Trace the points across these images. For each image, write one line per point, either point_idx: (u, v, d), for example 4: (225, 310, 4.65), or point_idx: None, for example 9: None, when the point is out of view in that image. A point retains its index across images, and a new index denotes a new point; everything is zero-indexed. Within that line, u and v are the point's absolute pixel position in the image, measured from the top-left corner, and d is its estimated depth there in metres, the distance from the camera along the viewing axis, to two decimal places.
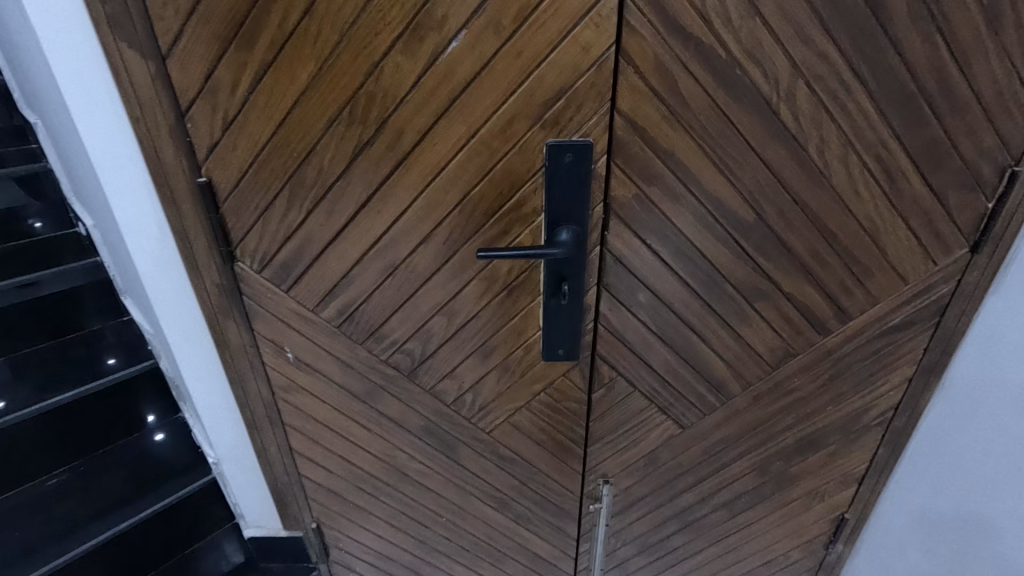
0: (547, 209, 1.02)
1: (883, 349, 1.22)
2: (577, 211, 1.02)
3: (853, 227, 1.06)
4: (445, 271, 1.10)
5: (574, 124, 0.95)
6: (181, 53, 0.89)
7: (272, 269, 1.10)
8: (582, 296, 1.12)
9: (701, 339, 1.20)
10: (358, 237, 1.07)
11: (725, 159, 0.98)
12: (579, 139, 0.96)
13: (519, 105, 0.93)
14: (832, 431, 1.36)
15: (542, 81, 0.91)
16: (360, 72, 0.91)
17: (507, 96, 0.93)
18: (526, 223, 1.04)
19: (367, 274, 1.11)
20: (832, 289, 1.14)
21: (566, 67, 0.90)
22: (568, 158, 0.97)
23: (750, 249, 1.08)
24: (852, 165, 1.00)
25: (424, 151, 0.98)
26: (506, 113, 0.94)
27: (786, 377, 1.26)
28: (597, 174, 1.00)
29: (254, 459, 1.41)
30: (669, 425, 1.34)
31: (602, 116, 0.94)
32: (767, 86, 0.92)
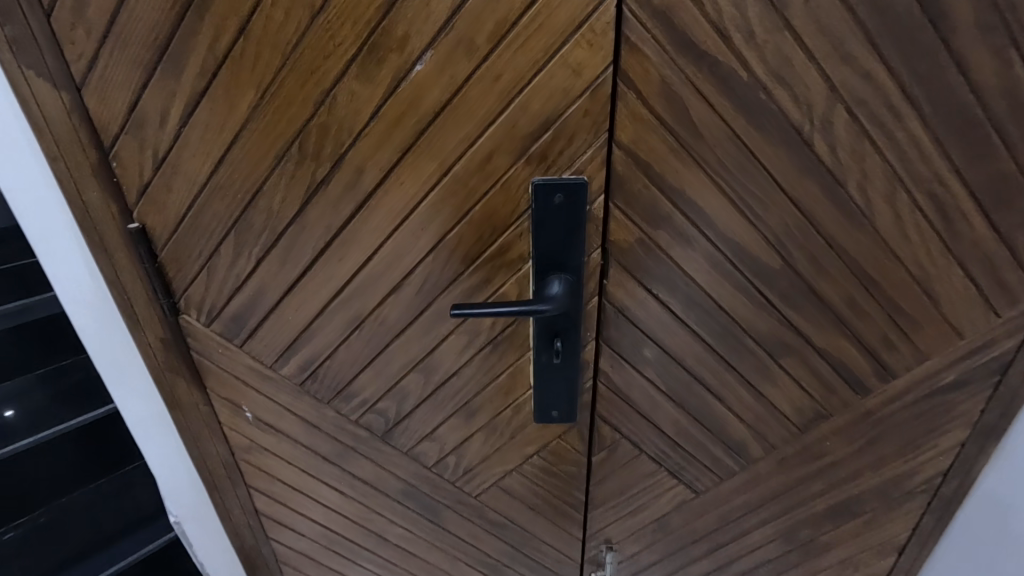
0: (535, 257, 0.86)
1: (932, 410, 1.05)
2: (571, 259, 0.87)
3: (900, 274, 0.89)
4: (419, 325, 0.96)
5: (565, 159, 0.79)
6: (99, 83, 0.76)
7: (221, 322, 0.96)
8: (578, 352, 0.96)
9: (718, 399, 1.04)
10: (317, 287, 0.92)
11: (746, 198, 0.82)
12: (571, 177, 0.80)
13: (498, 137, 0.78)
14: (869, 497, 1.19)
15: (525, 109, 0.76)
16: (309, 101, 0.76)
17: (484, 127, 0.78)
18: (511, 271, 0.89)
19: (330, 328, 0.96)
20: (874, 345, 0.97)
21: (553, 93, 0.75)
22: (559, 199, 0.81)
23: (777, 300, 0.92)
24: (900, 204, 0.83)
25: (389, 191, 0.83)
26: (484, 147, 0.79)
27: (816, 440, 1.09)
28: (593, 215, 0.84)
29: (217, 520, 1.27)
30: (681, 490, 1.17)
31: (598, 149, 0.78)
32: (798, 112, 0.76)
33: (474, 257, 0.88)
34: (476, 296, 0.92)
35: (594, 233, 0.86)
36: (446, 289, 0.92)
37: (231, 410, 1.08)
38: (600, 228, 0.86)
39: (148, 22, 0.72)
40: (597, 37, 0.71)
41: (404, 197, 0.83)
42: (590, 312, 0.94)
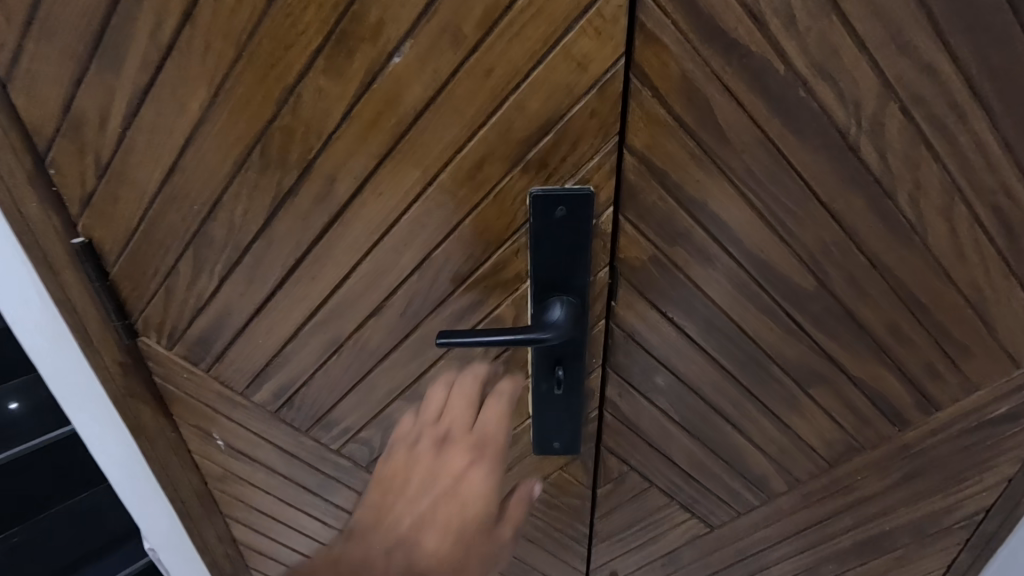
0: (533, 277, 0.76)
1: (978, 444, 0.94)
2: (574, 279, 0.76)
3: (950, 296, 0.78)
4: (404, 350, 0.85)
5: (568, 167, 0.68)
6: (28, 79, 0.66)
7: (185, 344, 0.87)
8: (583, 381, 0.86)
9: (738, 431, 0.93)
10: (289, 308, 0.82)
11: (778, 211, 0.71)
12: (574, 188, 0.69)
13: (490, 141, 0.67)
14: (902, 534, 1.08)
15: (521, 109, 0.65)
16: (270, 100, 0.66)
17: (473, 130, 0.67)
18: (507, 292, 0.79)
19: (306, 352, 0.87)
20: (916, 374, 0.86)
21: (554, 89, 0.63)
22: (561, 212, 0.70)
23: (808, 324, 0.81)
24: (957, 218, 0.72)
25: (366, 203, 0.72)
26: (474, 153, 0.68)
27: (846, 474, 0.98)
28: (601, 231, 0.73)
29: (193, 549, 1.17)
30: (694, 524, 1.07)
31: (607, 155, 0.67)
32: (843, 112, 0.64)
33: (465, 276, 0.78)
34: (467, 318, 0.82)
35: (601, 250, 0.75)
36: (433, 310, 0.81)
37: (202, 436, 0.99)
38: (608, 246, 0.75)
39: (77, 7, 0.61)
40: (607, 23, 0.59)
41: (383, 210, 0.73)
42: (595, 336, 0.84)
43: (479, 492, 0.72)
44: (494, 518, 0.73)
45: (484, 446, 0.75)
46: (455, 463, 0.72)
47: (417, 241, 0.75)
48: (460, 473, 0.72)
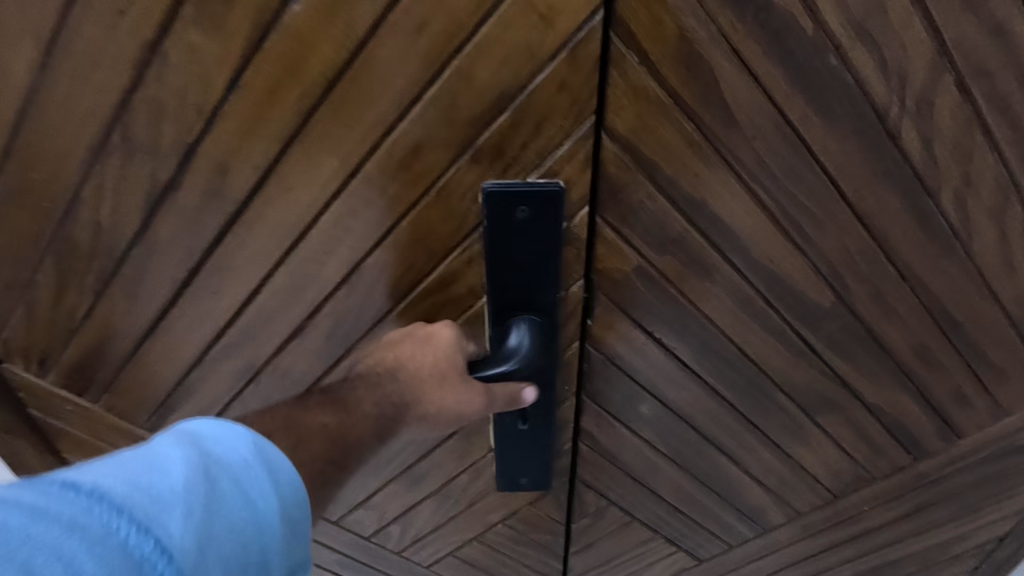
0: (491, 292, 0.61)
1: (1001, 472, 0.83)
2: (542, 295, 0.61)
3: (989, 313, 0.65)
4: (337, 377, 0.71)
5: (531, 157, 0.53)
6: None
7: (67, 367, 0.72)
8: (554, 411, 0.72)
9: (733, 461, 0.81)
10: (190, 326, 0.66)
11: (794, 212, 0.57)
12: (540, 182, 0.54)
13: (427, 122, 0.51)
14: (908, 563, 0.98)
15: (466, 79, 0.49)
16: (128, 61, 0.49)
17: (405, 106, 0.51)
18: (458, 310, 0.64)
19: (217, 378, 0.71)
20: (941, 399, 0.73)
21: (508, 52, 0.47)
22: (523, 213, 0.55)
23: (821, 345, 0.68)
24: (1008, 221, 0.58)
25: (272, 201, 0.56)
26: (407, 137, 0.52)
27: (851, 504, 0.87)
28: (574, 237, 0.58)
29: None
30: (680, 558, 0.95)
31: (580, 141, 0.52)
32: (886, 87, 0.50)
33: (405, 292, 0.62)
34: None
35: (574, 260, 0.60)
36: (368, 334, 0.66)
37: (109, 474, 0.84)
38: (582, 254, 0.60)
39: None
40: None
41: (295, 209, 0.56)
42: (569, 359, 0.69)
43: (445, 372, 0.59)
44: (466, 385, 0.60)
45: (441, 340, 0.60)
46: (436, 367, 0.59)
47: (342, 249, 0.59)
48: (442, 381, 0.59)
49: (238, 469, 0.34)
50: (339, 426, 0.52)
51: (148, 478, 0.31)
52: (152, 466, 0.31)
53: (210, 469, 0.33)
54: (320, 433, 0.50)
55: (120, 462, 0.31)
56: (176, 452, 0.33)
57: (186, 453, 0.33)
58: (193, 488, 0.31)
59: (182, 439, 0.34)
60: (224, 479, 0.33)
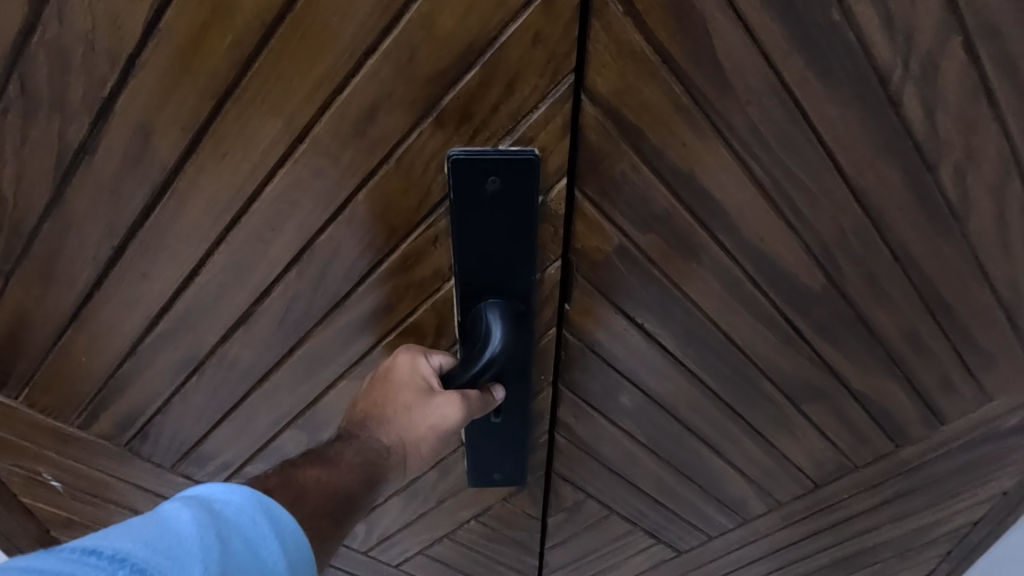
0: (459, 271, 0.55)
1: (982, 458, 0.81)
2: (514, 277, 0.56)
3: (980, 295, 0.63)
4: (299, 355, 0.67)
5: (502, 122, 0.47)
6: None
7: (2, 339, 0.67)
8: (528, 403, 0.67)
9: (716, 452, 0.78)
10: (132, 305, 0.62)
11: (787, 187, 0.53)
12: (511, 149, 0.48)
13: (382, 79, 0.45)
14: (884, 548, 0.97)
15: (426, 28, 0.43)
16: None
17: (357, 61, 0.44)
18: (424, 294, 0.60)
19: (165, 358, 0.68)
20: (927, 386, 0.71)
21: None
22: (491, 183, 0.50)
23: (810, 330, 0.64)
24: (1007, 199, 0.55)
25: (212, 163, 0.50)
26: (360, 96, 0.46)
27: (832, 493, 0.85)
28: (550, 213, 0.53)
29: None
30: (659, 550, 0.93)
31: (557, 103, 0.46)
32: (889, 47, 0.45)
33: (363, 272, 0.58)
34: (376, 322, 0.63)
35: (551, 238, 0.55)
36: (326, 316, 0.62)
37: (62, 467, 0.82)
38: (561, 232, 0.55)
39: None
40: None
41: (239, 175, 0.51)
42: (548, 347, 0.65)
43: (394, 401, 0.56)
44: (427, 395, 0.56)
45: (389, 374, 0.58)
46: (399, 399, 0.56)
47: (295, 221, 0.54)
48: (411, 405, 0.56)
49: (240, 524, 0.34)
50: (329, 478, 0.50)
51: (167, 538, 0.30)
52: (164, 529, 0.30)
53: (221, 528, 0.32)
54: (314, 487, 0.48)
55: (130, 528, 0.30)
56: (185, 516, 0.32)
57: (196, 514, 0.32)
58: (210, 546, 0.31)
59: (185, 503, 0.33)
60: (236, 536, 0.33)
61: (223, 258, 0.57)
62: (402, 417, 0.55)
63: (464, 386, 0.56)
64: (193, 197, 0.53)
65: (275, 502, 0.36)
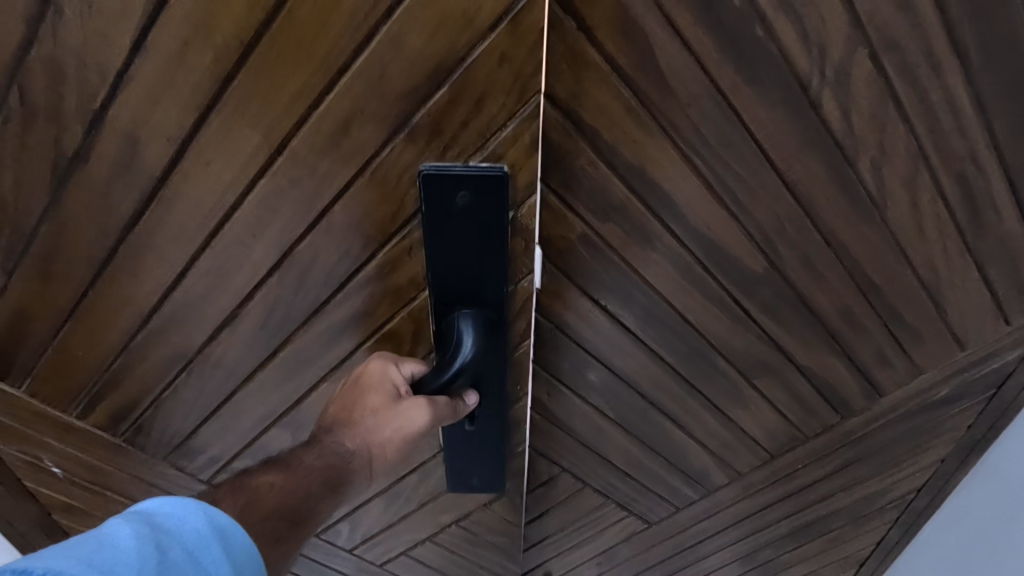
0: (432, 279, 0.61)
1: (919, 427, 0.90)
2: (485, 283, 0.62)
3: (905, 277, 0.71)
4: (296, 346, 0.73)
5: (473, 137, 0.53)
6: None
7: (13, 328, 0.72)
8: (503, 406, 0.74)
9: (678, 427, 0.85)
10: (132, 300, 0.68)
11: (726, 180, 0.60)
12: (480, 167, 0.54)
13: (359, 92, 0.50)
14: (837, 516, 1.05)
15: (397, 46, 0.48)
16: (44, 14, 0.47)
17: (336, 75, 0.50)
18: (401, 302, 0.67)
19: (163, 350, 0.73)
20: (865, 361, 0.79)
21: (439, 21, 0.47)
22: (461, 198, 0.55)
23: (756, 310, 0.71)
24: (920, 190, 0.63)
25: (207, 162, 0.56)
26: (339, 108, 0.51)
27: (787, 463, 0.93)
28: (521, 227, 0.60)
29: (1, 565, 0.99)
30: (631, 522, 0.99)
31: (525, 121, 0.53)
32: (806, 58, 0.53)
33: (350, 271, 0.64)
34: (361, 321, 0.69)
35: (522, 250, 0.62)
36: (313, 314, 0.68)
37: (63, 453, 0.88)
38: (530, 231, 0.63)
39: None
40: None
41: (229, 174, 0.56)
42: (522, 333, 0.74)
43: (362, 405, 0.61)
44: (394, 398, 0.61)
45: (360, 380, 0.63)
46: (368, 402, 0.61)
47: (283, 217, 0.59)
48: (380, 410, 0.61)
49: (180, 533, 0.38)
50: (287, 483, 0.53)
51: (107, 551, 0.34)
52: (103, 545, 0.34)
53: (160, 541, 0.37)
54: (267, 492, 0.52)
55: (70, 546, 0.34)
56: (126, 532, 0.36)
57: (138, 529, 0.37)
58: (147, 558, 0.35)
59: (129, 518, 0.38)
60: (177, 547, 0.37)
61: (220, 249, 0.63)
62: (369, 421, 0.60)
63: (435, 392, 0.63)
64: (193, 191, 0.58)
65: (222, 517, 0.41)
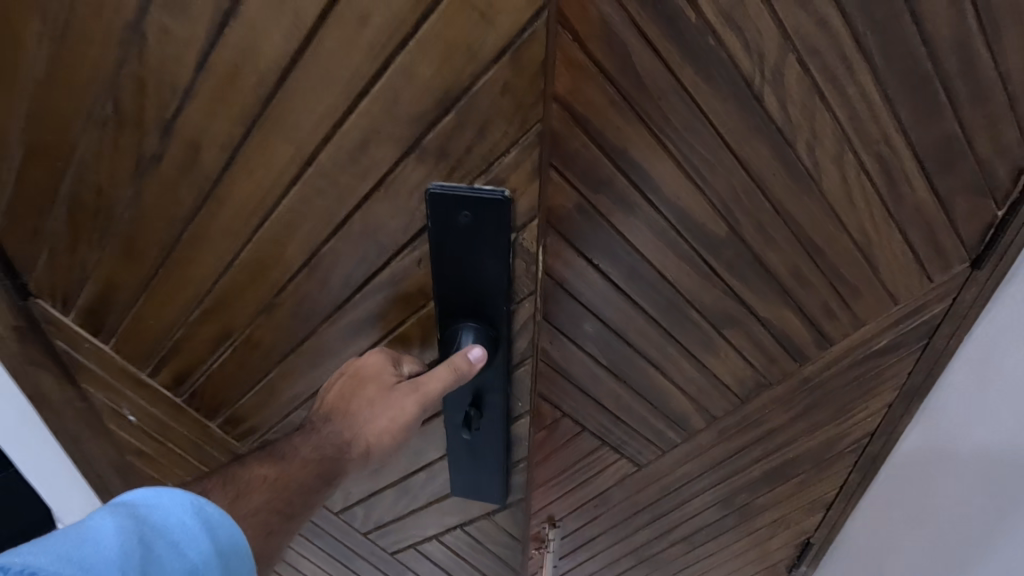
0: (439, 278, 0.77)
1: (866, 373, 1.05)
2: (485, 290, 0.76)
3: (842, 240, 0.86)
4: (336, 325, 0.87)
5: (477, 161, 0.67)
6: None
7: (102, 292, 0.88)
8: (499, 422, 0.94)
9: (661, 373, 1.00)
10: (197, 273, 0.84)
11: (692, 158, 0.76)
12: (486, 192, 0.68)
13: (380, 106, 0.64)
14: (803, 460, 1.20)
15: (409, 74, 0.62)
16: (172, 32, 0.63)
17: (361, 90, 0.64)
18: (413, 306, 0.83)
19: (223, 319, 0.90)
20: (815, 314, 0.95)
21: (444, 55, 0.60)
22: (466, 217, 0.70)
23: (721, 268, 0.87)
24: (847, 167, 0.79)
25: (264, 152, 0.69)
26: (366, 121, 0.66)
27: (756, 409, 1.08)
28: (522, 248, 0.73)
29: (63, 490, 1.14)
30: (623, 465, 1.15)
31: (524, 148, 0.65)
32: (749, 61, 0.69)
33: (381, 263, 0.78)
34: (384, 316, 0.85)
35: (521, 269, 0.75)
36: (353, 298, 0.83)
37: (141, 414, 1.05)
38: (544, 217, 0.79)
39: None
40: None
41: (278, 167, 0.71)
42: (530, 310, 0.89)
43: (360, 399, 0.83)
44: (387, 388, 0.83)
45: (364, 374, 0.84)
46: (368, 392, 0.83)
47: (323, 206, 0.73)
48: (376, 399, 0.82)
49: (159, 526, 0.51)
50: (277, 476, 0.74)
51: (92, 543, 0.47)
52: (86, 540, 0.47)
53: (141, 532, 0.50)
54: (259, 482, 0.73)
55: (60, 541, 0.46)
56: (113, 525, 0.49)
57: (119, 523, 0.49)
58: (126, 547, 0.48)
59: (119, 512, 0.51)
60: (158, 538, 0.51)
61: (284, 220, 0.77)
62: (370, 413, 0.81)
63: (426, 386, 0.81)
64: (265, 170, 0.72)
65: (208, 510, 0.54)
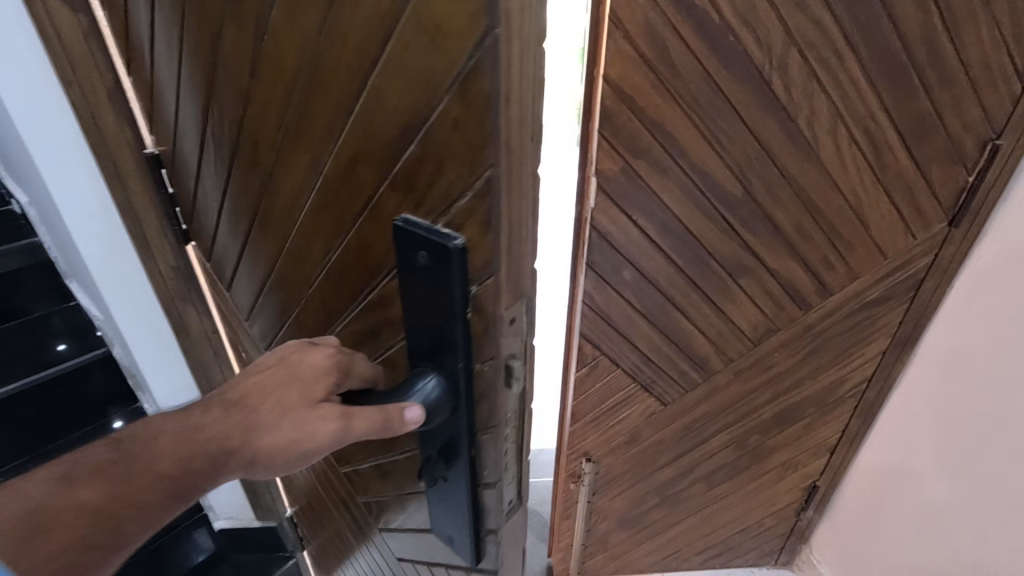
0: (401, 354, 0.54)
1: (864, 321, 1.23)
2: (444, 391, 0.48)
3: (838, 201, 1.05)
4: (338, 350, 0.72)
5: (444, 193, 0.41)
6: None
7: None
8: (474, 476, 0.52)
9: (686, 317, 1.19)
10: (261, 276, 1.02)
11: (714, 131, 0.95)
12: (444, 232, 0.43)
13: (350, 60, 0.42)
14: (808, 404, 1.38)
15: (397, 60, 0.39)
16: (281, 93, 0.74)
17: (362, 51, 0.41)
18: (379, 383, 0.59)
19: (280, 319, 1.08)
20: (815, 265, 1.13)
21: (407, 80, 0.39)
22: (422, 258, 0.44)
23: (737, 224, 1.06)
24: (840, 139, 0.98)
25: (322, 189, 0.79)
26: (347, 143, 0.47)
27: (767, 353, 1.26)
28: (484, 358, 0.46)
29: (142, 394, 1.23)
30: (651, 403, 1.33)
31: (477, 196, 0.39)
32: (760, 53, 0.88)
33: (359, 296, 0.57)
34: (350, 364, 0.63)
35: (486, 398, 0.49)
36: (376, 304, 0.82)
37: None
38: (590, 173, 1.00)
39: None
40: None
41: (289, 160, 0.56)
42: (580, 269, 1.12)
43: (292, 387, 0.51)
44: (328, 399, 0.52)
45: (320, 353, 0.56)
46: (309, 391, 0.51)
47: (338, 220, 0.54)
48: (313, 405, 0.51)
49: None
50: (102, 498, 0.45)
51: None
52: None
53: None
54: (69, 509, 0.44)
55: None
56: None
57: None
58: None
59: None
60: None
61: None
62: (280, 421, 0.50)
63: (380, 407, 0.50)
64: None
65: None
